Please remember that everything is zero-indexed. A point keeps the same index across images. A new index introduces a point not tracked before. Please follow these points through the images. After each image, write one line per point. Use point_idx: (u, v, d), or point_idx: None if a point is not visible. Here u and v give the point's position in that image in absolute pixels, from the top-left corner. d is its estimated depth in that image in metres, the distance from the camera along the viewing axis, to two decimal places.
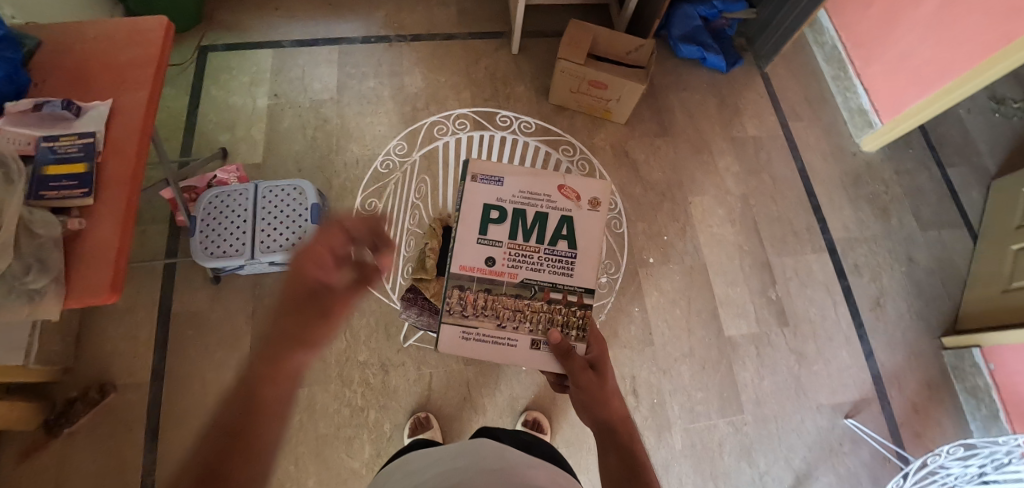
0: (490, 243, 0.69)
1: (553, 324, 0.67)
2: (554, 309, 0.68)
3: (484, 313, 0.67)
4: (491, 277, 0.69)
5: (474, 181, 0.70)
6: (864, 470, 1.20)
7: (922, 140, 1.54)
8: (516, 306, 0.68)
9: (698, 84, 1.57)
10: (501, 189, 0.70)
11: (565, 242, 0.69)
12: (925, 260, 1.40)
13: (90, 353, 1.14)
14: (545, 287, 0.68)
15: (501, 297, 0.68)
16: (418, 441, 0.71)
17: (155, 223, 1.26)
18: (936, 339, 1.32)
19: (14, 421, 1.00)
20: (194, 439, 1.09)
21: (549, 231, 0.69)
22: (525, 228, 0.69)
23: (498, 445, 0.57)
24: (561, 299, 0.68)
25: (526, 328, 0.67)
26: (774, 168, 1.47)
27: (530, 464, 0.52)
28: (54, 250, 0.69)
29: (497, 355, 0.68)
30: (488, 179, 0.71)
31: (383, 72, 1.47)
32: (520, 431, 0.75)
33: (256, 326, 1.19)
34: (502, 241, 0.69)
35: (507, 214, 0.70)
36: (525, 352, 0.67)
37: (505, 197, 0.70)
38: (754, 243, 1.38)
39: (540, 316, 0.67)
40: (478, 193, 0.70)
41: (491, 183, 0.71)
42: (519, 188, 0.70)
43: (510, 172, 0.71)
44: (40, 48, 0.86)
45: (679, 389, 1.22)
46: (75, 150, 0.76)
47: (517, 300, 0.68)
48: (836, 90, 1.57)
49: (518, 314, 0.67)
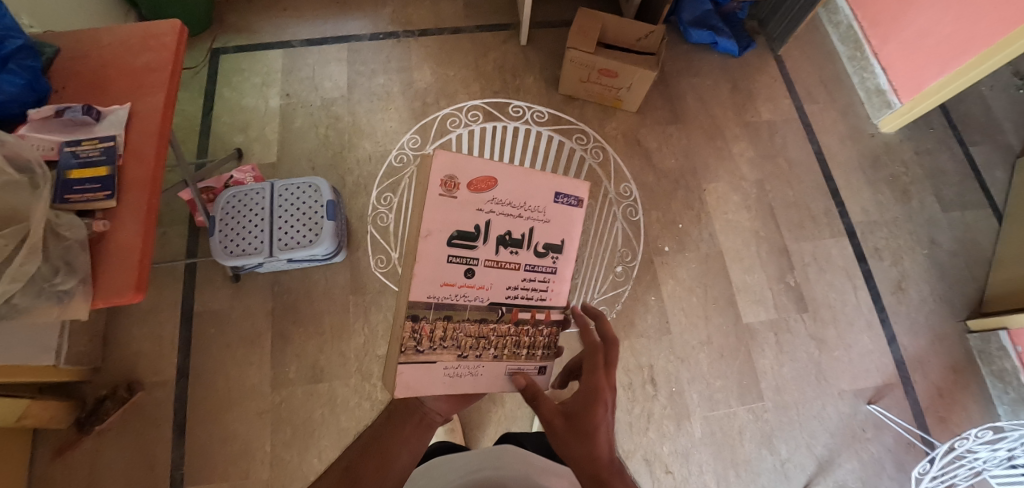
0: (464, 260, 0.51)
1: (522, 348, 0.58)
2: (522, 332, 0.58)
3: (444, 345, 0.52)
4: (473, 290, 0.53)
5: (442, 190, 0.48)
6: (888, 456, 1.18)
7: (942, 119, 1.50)
8: (481, 332, 0.55)
9: (710, 69, 1.54)
10: (486, 193, 0.51)
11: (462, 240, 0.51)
12: (948, 242, 1.37)
13: (117, 353, 1.17)
14: (514, 307, 0.58)
15: (464, 324, 0.54)
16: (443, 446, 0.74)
17: (175, 224, 1.29)
18: (961, 322, 1.29)
19: (48, 420, 1.03)
20: (221, 433, 1.12)
21: (491, 238, 0.53)
22: (512, 240, 0.55)
23: (520, 450, 0.61)
24: (530, 318, 0.59)
25: (490, 354, 0.56)
26: (790, 152, 1.45)
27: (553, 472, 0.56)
28: (81, 252, 0.71)
29: (475, 388, 0.56)
30: (465, 180, 0.49)
31: (392, 68, 1.47)
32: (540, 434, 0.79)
33: (276, 322, 1.21)
34: (480, 257, 0.52)
35: (486, 232, 0.52)
36: (495, 377, 0.57)
37: (494, 204, 0.52)
38: (770, 229, 1.36)
39: (506, 341, 0.57)
40: (443, 203, 0.48)
41: (466, 187, 0.49)
42: (476, 204, 0.51)
43: (501, 171, 0.51)
44: (58, 55, 0.88)
45: (697, 377, 1.22)
46: (97, 154, 0.78)
47: (480, 324, 0.55)
48: (853, 70, 1.54)
49: (482, 341, 0.55)
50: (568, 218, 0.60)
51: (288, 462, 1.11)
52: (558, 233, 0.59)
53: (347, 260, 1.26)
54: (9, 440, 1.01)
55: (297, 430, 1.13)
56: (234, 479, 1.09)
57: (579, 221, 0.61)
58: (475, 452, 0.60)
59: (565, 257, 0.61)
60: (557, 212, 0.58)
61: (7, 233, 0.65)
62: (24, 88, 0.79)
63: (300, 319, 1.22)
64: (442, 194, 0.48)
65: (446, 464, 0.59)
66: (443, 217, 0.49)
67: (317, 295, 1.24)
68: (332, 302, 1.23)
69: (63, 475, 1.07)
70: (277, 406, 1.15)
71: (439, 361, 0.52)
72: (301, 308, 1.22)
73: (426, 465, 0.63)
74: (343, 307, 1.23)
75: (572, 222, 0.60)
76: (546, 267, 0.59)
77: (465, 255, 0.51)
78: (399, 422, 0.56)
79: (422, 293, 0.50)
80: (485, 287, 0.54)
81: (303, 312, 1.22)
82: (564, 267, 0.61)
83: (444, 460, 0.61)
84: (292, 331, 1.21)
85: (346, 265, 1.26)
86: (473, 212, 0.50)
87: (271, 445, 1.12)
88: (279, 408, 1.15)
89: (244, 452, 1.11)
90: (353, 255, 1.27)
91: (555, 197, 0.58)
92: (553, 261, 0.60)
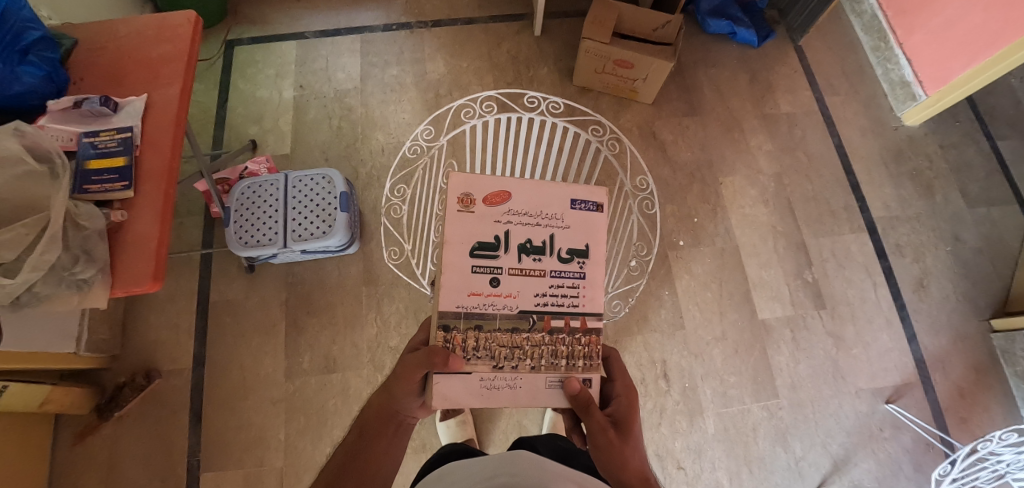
0: (487, 269, 0.57)
1: (560, 359, 0.56)
2: (557, 341, 0.57)
3: (478, 355, 0.55)
4: (502, 298, 0.57)
5: (460, 206, 0.58)
6: (906, 456, 1.16)
7: (969, 112, 1.45)
8: (514, 342, 0.56)
9: (728, 60, 1.51)
10: (501, 205, 0.60)
11: (483, 252, 0.58)
12: (972, 238, 1.33)
13: (135, 341, 1.19)
14: (546, 314, 0.58)
15: (495, 334, 0.56)
16: (456, 448, 0.71)
17: (192, 215, 1.30)
18: (984, 321, 1.26)
19: (69, 406, 1.06)
20: (236, 421, 1.14)
21: (513, 246, 0.59)
22: (533, 248, 0.59)
23: (537, 456, 0.56)
24: (564, 326, 0.58)
25: (527, 366, 0.55)
26: (809, 145, 1.42)
27: (569, 477, 0.51)
28: (100, 241, 0.71)
29: (515, 401, 0.55)
30: (480, 197, 0.59)
31: (405, 59, 1.47)
32: (554, 436, 0.75)
33: (290, 313, 1.22)
34: (504, 265, 0.58)
35: (505, 241, 0.59)
36: (535, 390, 0.55)
37: (510, 215, 0.60)
38: (788, 224, 1.34)
39: (541, 351, 0.56)
40: (462, 217, 0.58)
41: (483, 204, 0.59)
42: (491, 217, 0.59)
43: (512, 187, 0.60)
44: (76, 47, 0.89)
45: (711, 373, 1.20)
46: (115, 144, 0.79)
47: (513, 335, 0.56)
48: (876, 61, 1.50)
49: (517, 352, 0.56)
50: (591, 223, 0.62)
51: (302, 451, 1.12)
52: (582, 238, 0.61)
53: (360, 252, 1.27)
54: (31, 425, 1.04)
55: (310, 419, 1.15)
56: (249, 467, 1.11)
57: (602, 225, 0.63)
58: (490, 458, 0.57)
59: (594, 261, 0.61)
60: (575, 218, 0.62)
61: (29, 221, 0.66)
62: (44, 79, 0.80)
63: (314, 309, 1.23)
64: (461, 209, 0.58)
65: (462, 470, 0.56)
66: (463, 230, 0.58)
67: (331, 286, 1.24)
68: (345, 293, 1.24)
69: (84, 459, 1.10)
70: (291, 395, 1.16)
71: (475, 371, 0.54)
72: (315, 299, 1.23)
73: (440, 471, 0.60)
74: (356, 298, 1.23)
75: (595, 226, 0.62)
76: (575, 272, 0.60)
77: (486, 263, 0.57)
78: (375, 433, 0.57)
79: (451, 303, 0.56)
80: (511, 296, 0.57)
81: (316, 303, 1.23)
82: (595, 271, 0.61)
83: (460, 465, 0.58)
84: (305, 321, 1.22)
85: (358, 257, 1.26)
86: (491, 224, 0.59)
87: (285, 433, 1.13)
88: (293, 397, 1.16)
89: (259, 440, 1.13)
90: (365, 247, 1.27)
91: (571, 204, 0.62)
92: (581, 266, 0.60)
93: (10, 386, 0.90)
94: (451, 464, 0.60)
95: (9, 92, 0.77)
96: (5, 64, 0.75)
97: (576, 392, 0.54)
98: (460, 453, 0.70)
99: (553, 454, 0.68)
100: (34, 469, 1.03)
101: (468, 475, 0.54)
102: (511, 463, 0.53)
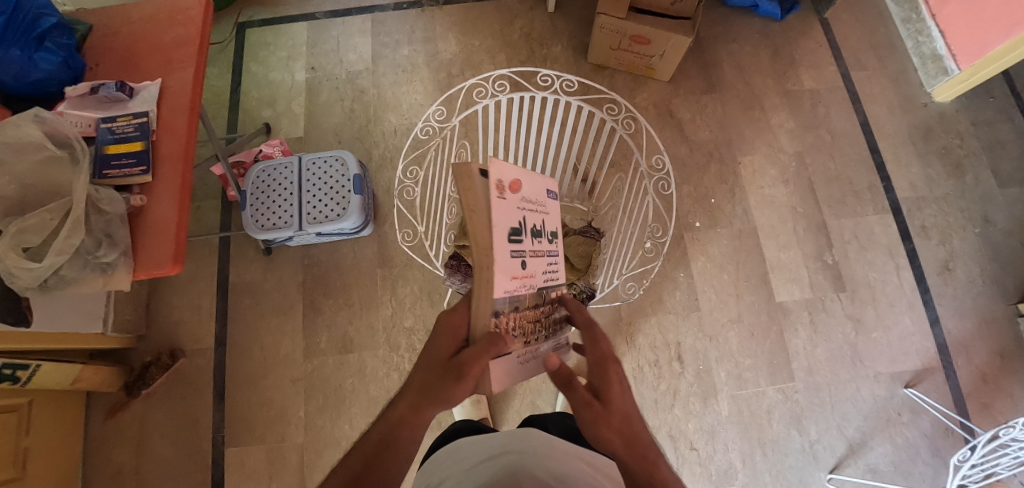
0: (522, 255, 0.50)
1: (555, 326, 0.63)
2: (553, 310, 0.63)
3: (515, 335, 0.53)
4: (528, 280, 0.52)
5: (496, 191, 0.44)
6: (924, 441, 1.14)
7: (1005, 87, 1.38)
8: (534, 317, 0.58)
9: (749, 34, 1.46)
10: (519, 193, 0.51)
11: (518, 237, 0.49)
12: (1003, 220, 1.28)
13: (159, 321, 1.23)
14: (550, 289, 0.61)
15: (524, 311, 0.55)
16: (466, 425, 0.72)
17: (209, 199, 1.32)
18: (1011, 306, 1.22)
19: (99, 383, 1.10)
20: (258, 399, 1.17)
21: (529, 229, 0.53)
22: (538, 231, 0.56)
23: (545, 434, 0.58)
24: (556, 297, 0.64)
25: (541, 337, 0.59)
26: (833, 123, 1.37)
27: (578, 456, 0.54)
28: (121, 225, 0.73)
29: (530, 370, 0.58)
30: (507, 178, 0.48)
31: (416, 38, 1.44)
32: (565, 415, 0.75)
33: (307, 294, 1.24)
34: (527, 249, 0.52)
35: (527, 226, 0.52)
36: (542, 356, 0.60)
37: (525, 203, 0.52)
38: (809, 205, 1.30)
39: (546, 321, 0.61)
40: (501, 205, 0.45)
41: (509, 187, 0.48)
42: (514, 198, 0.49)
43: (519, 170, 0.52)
44: (91, 32, 0.90)
45: (726, 356, 1.20)
46: (132, 129, 0.80)
47: (535, 309, 0.58)
48: (906, 33, 1.42)
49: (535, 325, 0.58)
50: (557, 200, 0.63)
51: (321, 427, 1.16)
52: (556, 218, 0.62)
53: (374, 234, 1.28)
54: (65, 401, 1.08)
55: (329, 397, 1.17)
56: (271, 442, 1.15)
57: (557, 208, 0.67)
58: (500, 435, 0.57)
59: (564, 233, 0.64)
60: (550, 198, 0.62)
61: (53, 206, 0.69)
62: (61, 66, 0.81)
63: (330, 291, 1.24)
64: (500, 196, 0.45)
65: (470, 447, 0.57)
66: (503, 219, 0.45)
67: (346, 268, 1.26)
68: (361, 274, 1.25)
69: (116, 434, 1.15)
70: (310, 374, 1.19)
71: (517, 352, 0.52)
72: (331, 281, 1.25)
73: (450, 447, 0.61)
74: (371, 280, 1.25)
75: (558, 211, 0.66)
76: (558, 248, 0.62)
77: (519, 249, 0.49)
78: None
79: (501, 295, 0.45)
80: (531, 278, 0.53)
81: (332, 284, 1.25)
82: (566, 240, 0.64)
83: (468, 442, 0.59)
84: (322, 302, 1.24)
85: (373, 238, 1.27)
86: (517, 210, 0.49)
87: (305, 410, 1.17)
88: (312, 376, 1.19)
89: (280, 417, 1.16)
90: (380, 229, 1.28)
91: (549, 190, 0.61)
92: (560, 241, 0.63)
93: (43, 364, 0.94)
94: (460, 440, 0.61)
95: (27, 80, 0.78)
96: (23, 52, 0.76)
97: (557, 368, 0.50)
98: (470, 430, 0.70)
99: (563, 434, 0.69)
100: (69, 443, 1.08)
101: (478, 451, 0.54)
102: (523, 441, 0.54)
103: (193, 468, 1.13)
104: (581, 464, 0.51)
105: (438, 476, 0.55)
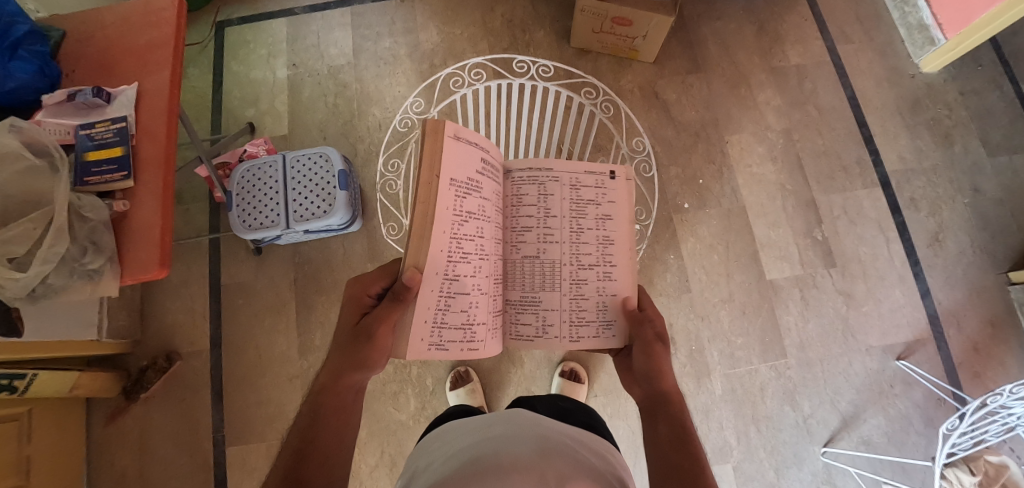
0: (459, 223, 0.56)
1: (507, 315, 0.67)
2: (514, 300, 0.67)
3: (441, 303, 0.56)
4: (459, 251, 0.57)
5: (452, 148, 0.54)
6: (917, 411, 1.16)
7: (993, 55, 1.37)
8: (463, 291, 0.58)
9: (734, 11, 1.44)
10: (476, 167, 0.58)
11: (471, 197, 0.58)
12: (992, 190, 1.28)
13: (153, 325, 1.23)
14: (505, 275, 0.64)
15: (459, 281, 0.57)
16: (457, 410, 0.72)
17: (196, 201, 1.31)
18: (1002, 274, 1.22)
19: (98, 390, 1.11)
20: (256, 397, 1.18)
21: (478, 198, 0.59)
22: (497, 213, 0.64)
23: (536, 415, 0.58)
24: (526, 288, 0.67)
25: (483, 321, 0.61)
26: (820, 98, 1.36)
27: (569, 434, 0.54)
28: (106, 232, 0.73)
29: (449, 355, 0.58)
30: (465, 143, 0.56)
31: (397, 29, 1.43)
32: (558, 397, 0.74)
33: (300, 292, 1.24)
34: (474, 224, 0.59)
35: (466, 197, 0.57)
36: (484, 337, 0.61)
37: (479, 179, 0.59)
38: (797, 181, 1.30)
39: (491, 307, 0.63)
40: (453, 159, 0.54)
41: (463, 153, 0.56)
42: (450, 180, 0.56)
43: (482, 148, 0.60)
44: (65, 39, 0.88)
45: (718, 335, 1.20)
46: (111, 135, 0.79)
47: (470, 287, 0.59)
48: (893, 5, 1.41)
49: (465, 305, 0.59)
50: (581, 184, 0.69)
51: None
52: (571, 216, 0.68)
53: (363, 229, 1.27)
54: (64, 408, 1.09)
55: None
56: (272, 439, 1.16)
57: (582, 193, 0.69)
58: (488, 416, 0.58)
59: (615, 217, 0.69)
60: (558, 184, 0.68)
61: (35, 215, 0.68)
62: (37, 74, 0.80)
63: (322, 288, 1.25)
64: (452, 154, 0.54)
65: (458, 429, 0.57)
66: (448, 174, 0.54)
67: (337, 264, 1.26)
68: (351, 271, 1.25)
69: (117, 438, 1.16)
70: (306, 371, 1.20)
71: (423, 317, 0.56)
72: (322, 277, 1.25)
73: (440, 430, 0.61)
74: (362, 275, 1.25)
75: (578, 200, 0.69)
76: (572, 238, 0.67)
77: (469, 225, 0.57)
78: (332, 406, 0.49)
79: (440, 258, 0.55)
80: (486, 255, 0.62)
81: (324, 281, 1.25)
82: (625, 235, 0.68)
83: (457, 424, 0.59)
84: (315, 299, 1.24)
85: (362, 233, 1.27)
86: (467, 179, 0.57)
87: None
88: (309, 373, 1.19)
89: (278, 414, 1.17)
90: (368, 224, 1.28)
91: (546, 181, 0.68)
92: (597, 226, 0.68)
93: (38, 373, 0.94)
94: (449, 424, 0.61)
95: (3, 89, 0.78)
96: None
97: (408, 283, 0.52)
98: (460, 414, 0.70)
99: (552, 413, 0.67)
100: (71, 449, 1.10)
101: (466, 432, 0.55)
102: (513, 420, 0.55)
103: (195, 468, 1.14)
104: (567, 439, 0.52)
105: (425, 458, 0.55)
